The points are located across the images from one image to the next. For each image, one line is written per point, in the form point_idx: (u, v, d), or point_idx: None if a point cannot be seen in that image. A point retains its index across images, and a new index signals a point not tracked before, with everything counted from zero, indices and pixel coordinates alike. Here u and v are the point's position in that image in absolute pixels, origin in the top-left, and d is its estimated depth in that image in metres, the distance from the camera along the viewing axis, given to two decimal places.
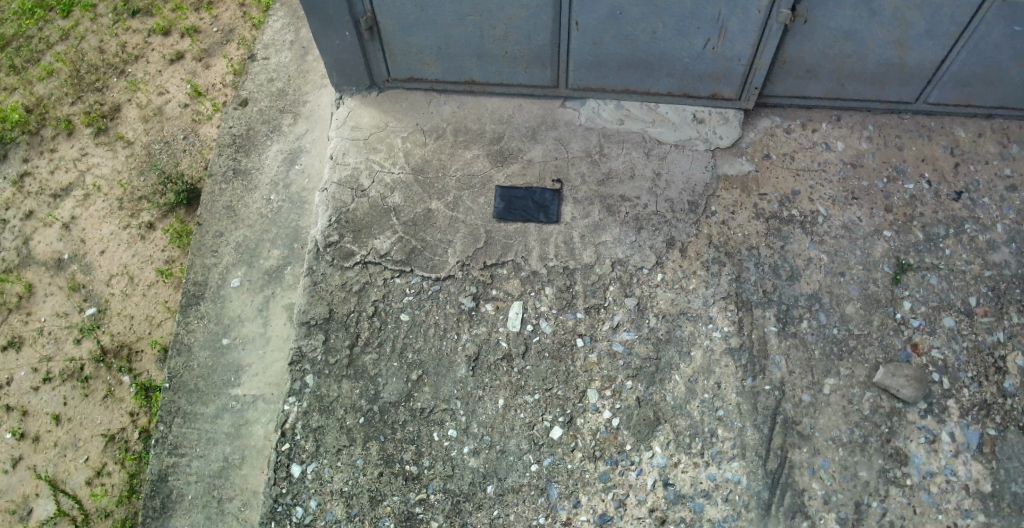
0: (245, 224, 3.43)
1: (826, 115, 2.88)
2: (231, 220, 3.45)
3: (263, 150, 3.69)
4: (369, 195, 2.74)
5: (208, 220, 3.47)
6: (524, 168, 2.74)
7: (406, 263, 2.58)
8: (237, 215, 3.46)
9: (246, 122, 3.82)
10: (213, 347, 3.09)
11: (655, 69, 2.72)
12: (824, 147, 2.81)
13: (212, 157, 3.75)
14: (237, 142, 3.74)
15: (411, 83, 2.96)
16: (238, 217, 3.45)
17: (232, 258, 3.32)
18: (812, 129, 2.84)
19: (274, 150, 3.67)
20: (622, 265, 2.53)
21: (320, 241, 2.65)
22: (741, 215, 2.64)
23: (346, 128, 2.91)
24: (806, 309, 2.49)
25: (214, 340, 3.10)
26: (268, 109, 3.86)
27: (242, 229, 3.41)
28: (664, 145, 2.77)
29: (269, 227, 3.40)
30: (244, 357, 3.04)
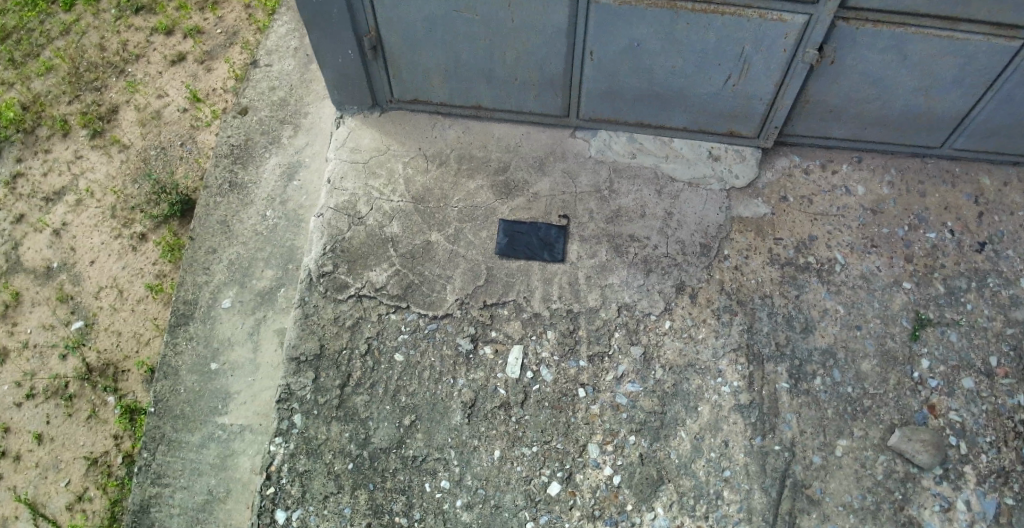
0: (239, 240, 3.33)
1: (846, 155, 2.79)
2: (225, 236, 3.36)
3: (261, 163, 3.57)
4: (366, 223, 2.60)
5: (202, 234, 3.37)
6: (530, 202, 2.62)
7: (402, 298, 2.46)
8: (231, 231, 3.36)
9: (245, 131, 3.70)
10: (202, 371, 3.02)
11: (672, 104, 2.58)
12: (843, 191, 2.71)
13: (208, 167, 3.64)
14: (234, 152, 3.62)
15: (415, 105, 2.81)
16: (232, 233, 3.36)
17: (225, 277, 3.24)
18: (832, 170, 2.75)
19: (273, 163, 3.56)
20: (629, 310, 2.41)
21: (314, 271, 2.53)
22: (755, 260, 2.53)
23: (346, 150, 2.77)
24: (820, 365, 2.39)
25: (202, 364, 3.03)
26: (268, 119, 3.74)
27: (236, 245, 3.31)
28: (677, 182, 2.65)
29: (263, 245, 3.30)
30: (232, 383, 2.97)
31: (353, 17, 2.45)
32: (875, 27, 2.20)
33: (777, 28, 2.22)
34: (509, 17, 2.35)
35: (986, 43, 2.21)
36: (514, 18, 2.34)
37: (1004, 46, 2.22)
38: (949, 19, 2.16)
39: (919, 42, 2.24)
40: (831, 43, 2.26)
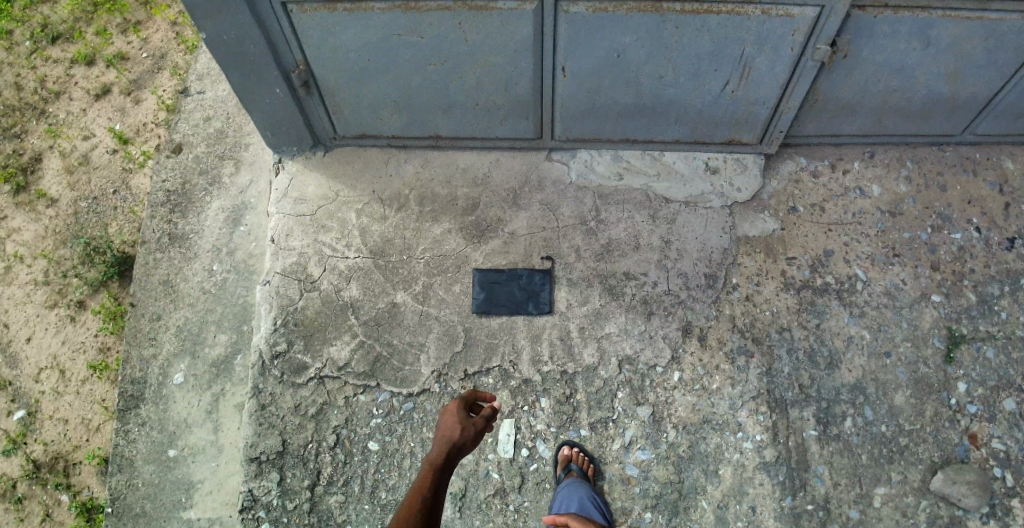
0: (187, 302, 2.97)
1: (858, 152, 2.55)
2: (170, 298, 2.99)
3: (201, 209, 3.17)
4: (321, 288, 2.24)
5: (144, 299, 3.00)
6: (507, 245, 2.27)
7: (371, 376, 2.13)
8: (177, 291, 2.99)
9: (181, 172, 3.27)
10: (159, 460, 2.72)
11: (663, 116, 2.26)
12: (857, 193, 2.48)
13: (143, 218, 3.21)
14: (171, 199, 3.21)
15: (364, 140, 2.41)
16: (177, 295, 2.99)
17: (175, 347, 2.89)
18: (843, 170, 2.52)
19: (215, 208, 3.17)
20: (631, 364, 2.11)
21: (266, 352, 2.19)
22: (769, 287, 2.27)
23: (289, 201, 2.38)
24: (849, 404, 2.14)
25: (159, 451, 2.73)
26: (205, 156, 3.31)
27: (183, 309, 2.96)
28: (674, 203, 2.35)
29: (213, 306, 2.96)
30: (194, 471, 2.69)
31: (275, 50, 2.05)
32: (896, 14, 1.90)
33: (783, 24, 1.91)
34: (462, 37, 1.98)
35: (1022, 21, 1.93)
36: (470, 37, 1.98)
37: None
38: None
39: (946, 26, 1.94)
40: (846, 34, 1.97)
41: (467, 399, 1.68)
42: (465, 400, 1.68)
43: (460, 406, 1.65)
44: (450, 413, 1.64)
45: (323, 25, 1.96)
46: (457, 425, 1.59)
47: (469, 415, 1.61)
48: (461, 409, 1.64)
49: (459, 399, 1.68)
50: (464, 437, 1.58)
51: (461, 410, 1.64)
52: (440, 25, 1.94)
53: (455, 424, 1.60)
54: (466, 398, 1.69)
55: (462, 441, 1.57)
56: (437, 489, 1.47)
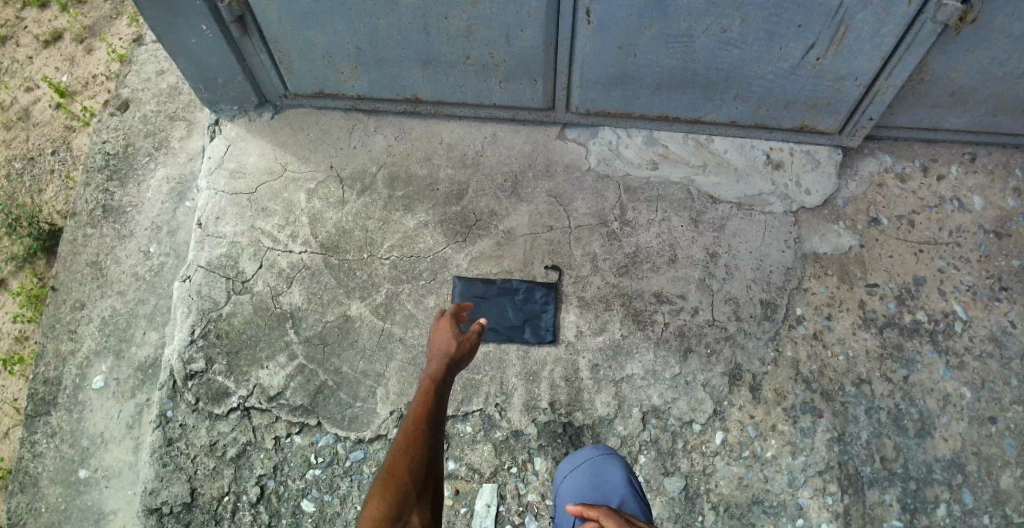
0: (116, 290, 2.28)
1: (955, 153, 1.98)
2: (97, 284, 2.29)
3: (143, 177, 2.48)
4: (254, 290, 1.73)
5: (67, 282, 2.29)
6: (500, 247, 1.74)
7: (310, 412, 1.61)
8: (107, 277, 2.31)
9: (127, 131, 2.57)
10: (66, 482, 2.02)
11: (716, 88, 1.71)
12: (955, 206, 1.91)
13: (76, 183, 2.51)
14: (110, 165, 2.48)
15: (325, 100, 1.91)
16: (107, 281, 2.29)
17: (98, 340, 2.20)
18: (938, 175, 1.95)
19: (161, 177, 2.47)
20: (659, 417, 1.58)
21: (178, 370, 1.68)
22: (842, 322, 1.73)
23: (224, 175, 1.88)
24: (943, 486, 1.59)
25: (67, 471, 2.03)
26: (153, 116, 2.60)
27: (111, 297, 2.26)
28: (723, 205, 1.81)
29: (148, 296, 2.26)
30: (109, 502, 1.99)
31: None
32: None
33: None
34: None
35: None
36: None
37: None
38: None
39: None
40: None
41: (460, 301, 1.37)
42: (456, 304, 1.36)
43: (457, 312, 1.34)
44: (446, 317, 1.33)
45: None
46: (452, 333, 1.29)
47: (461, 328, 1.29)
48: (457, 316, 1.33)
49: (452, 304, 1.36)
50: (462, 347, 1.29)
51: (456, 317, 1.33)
52: None
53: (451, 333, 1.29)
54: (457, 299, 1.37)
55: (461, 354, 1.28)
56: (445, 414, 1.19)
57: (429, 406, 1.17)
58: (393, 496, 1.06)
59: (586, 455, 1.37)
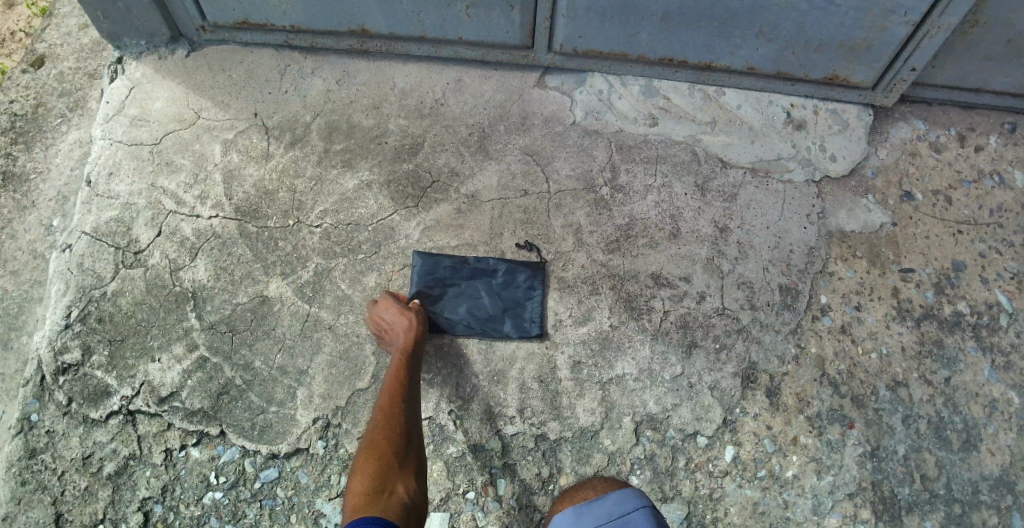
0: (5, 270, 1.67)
1: (993, 123, 1.70)
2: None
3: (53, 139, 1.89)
4: (150, 264, 1.37)
5: None
6: (462, 214, 1.41)
7: (211, 417, 1.26)
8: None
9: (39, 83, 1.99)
10: None
11: (735, 24, 1.42)
12: (997, 181, 1.62)
13: None
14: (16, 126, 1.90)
15: (251, 33, 1.55)
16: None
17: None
18: (975, 145, 1.66)
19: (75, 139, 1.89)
20: (655, 428, 1.26)
21: (47, 363, 1.30)
22: (874, 313, 1.42)
23: (123, 122, 1.52)
24: (995, 512, 1.30)
25: None
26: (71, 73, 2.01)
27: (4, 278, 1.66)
28: (735, 170, 1.50)
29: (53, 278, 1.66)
30: None
31: None
32: None
33: None
34: None
35: None
36: None
37: None
38: None
39: None
40: None
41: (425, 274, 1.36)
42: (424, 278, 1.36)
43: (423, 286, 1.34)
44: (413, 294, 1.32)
45: None
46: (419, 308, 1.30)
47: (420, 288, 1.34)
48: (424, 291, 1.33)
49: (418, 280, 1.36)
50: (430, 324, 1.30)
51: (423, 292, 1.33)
52: None
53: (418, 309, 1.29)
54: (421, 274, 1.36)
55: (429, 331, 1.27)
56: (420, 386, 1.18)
57: (401, 381, 1.17)
58: (376, 470, 1.05)
59: (597, 518, 1.00)
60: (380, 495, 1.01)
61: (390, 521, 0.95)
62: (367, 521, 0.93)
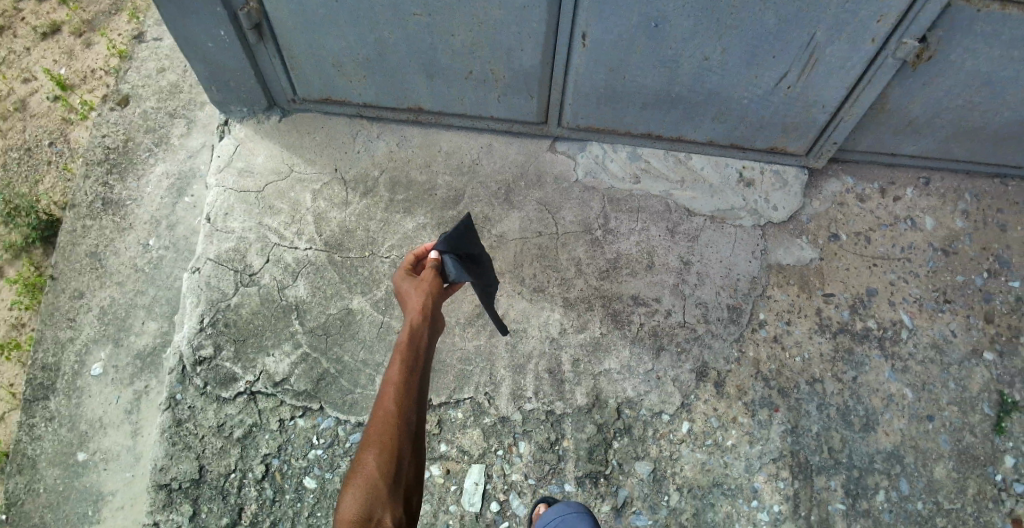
0: (114, 281, 2.54)
1: (911, 178, 2.16)
2: (96, 274, 2.56)
3: (142, 173, 2.74)
4: (261, 283, 1.86)
5: (66, 273, 2.58)
6: (494, 249, 1.89)
7: (313, 396, 1.75)
8: (105, 268, 2.57)
9: (124, 129, 2.85)
10: (66, 462, 2.30)
11: (698, 109, 1.89)
12: (908, 225, 2.08)
13: (79, 177, 2.78)
14: (111, 161, 2.77)
15: (329, 106, 2.04)
16: (107, 272, 2.56)
17: (95, 331, 2.47)
18: (894, 196, 2.12)
19: (159, 173, 2.74)
20: (631, 408, 1.74)
21: (188, 356, 1.80)
22: (800, 327, 1.88)
23: (233, 172, 2.00)
24: (884, 475, 1.77)
25: (67, 453, 2.31)
26: (154, 112, 2.87)
27: (110, 288, 2.53)
28: (697, 218, 1.98)
29: (145, 287, 2.52)
30: (105, 479, 2.26)
31: None
32: (1004, 10, 1.52)
33: (873, 4, 1.50)
34: None
35: None
36: None
37: None
38: None
39: None
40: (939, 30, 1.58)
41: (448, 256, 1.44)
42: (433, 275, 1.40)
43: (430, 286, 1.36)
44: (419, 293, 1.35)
45: None
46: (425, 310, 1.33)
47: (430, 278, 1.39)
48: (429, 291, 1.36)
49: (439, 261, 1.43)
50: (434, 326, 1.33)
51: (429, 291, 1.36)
52: None
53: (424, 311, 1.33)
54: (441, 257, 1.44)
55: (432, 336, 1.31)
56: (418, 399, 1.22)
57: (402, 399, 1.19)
58: (369, 496, 1.10)
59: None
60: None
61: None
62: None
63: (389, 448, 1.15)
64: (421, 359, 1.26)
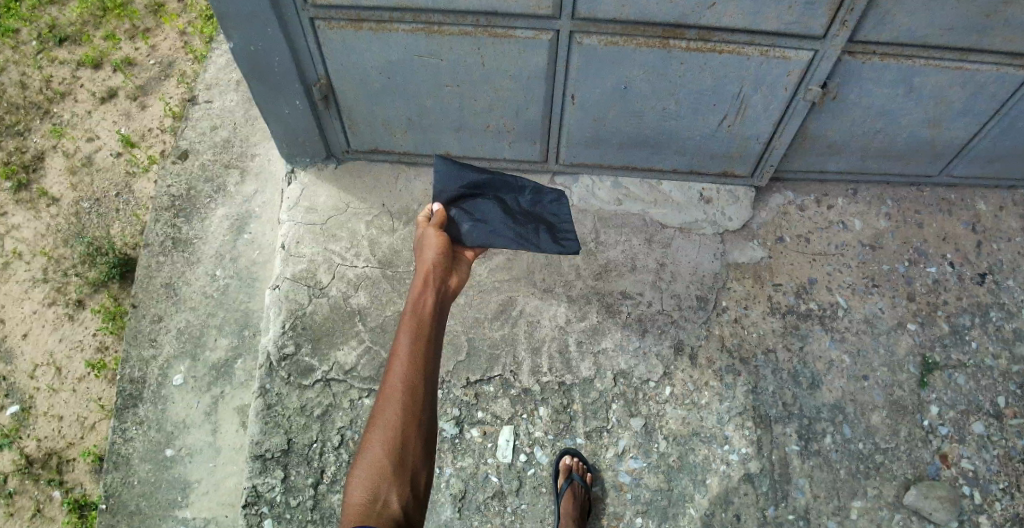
0: (189, 306, 2.92)
1: (841, 189, 2.66)
2: (171, 302, 2.94)
3: (206, 215, 3.14)
4: (329, 294, 2.38)
5: (145, 300, 2.95)
6: (510, 261, 2.41)
7: (375, 380, 2.25)
8: (178, 295, 2.95)
9: (186, 180, 3.23)
10: (156, 458, 2.68)
11: (664, 147, 2.45)
12: (841, 227, 2.58)
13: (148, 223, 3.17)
14: (176, 206, 3.16)
15: (375, 155, 2.62)
16: (179, 298, 2.95)
17: (175, 349, 2.84)
18: (828, 205, 2.62)
19: (220, 216, 3.14)
20: (625, 378, 2.23)
21: (273, 353, 2.27)
22: (755, 311, 2.38)
23: (300, 210, 2.55)
24: (829, 422, 2.24)
25: (156, 450, 2.68)
26: (211, 164, 3.28)
27: (185, 311, 2.91)
28: (669, 229, 2.52)
29: (216, 310, 2.92)
30: (192, 471, 2.64)
31: (300, 64, 2.24)
32: (883, 60, 2.05)
33: (779, 65, 2.08)
34: (480, 62, 2.18)
35: (996, 72, 2.08)
36: (485, 62, 2.17)
37: (1013, 75, 2.09)
38: (962, 50, 2.01)
39: (927, 74, 2.10)
40: (836, 78, 2.13)
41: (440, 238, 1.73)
42: (434, 277, 1.61)
43: (431, 290, 1.56)
44: (420, 298, 1.54)
45: (349, 45, 2.15)
46: (424, 315, 1.49)
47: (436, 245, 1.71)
48: (430, 296, 1.54)
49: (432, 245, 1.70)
50: (436, 330, 1.49)
51: (429, 297, 1.54)
52: (460, 49, 2.13)
53: (422, 318, 1.49)
54: (437, 244, 1.72)
55: (433, 341, 1.46)
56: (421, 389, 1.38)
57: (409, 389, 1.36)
58: (376, 480, 1.27)
59: None
60: (374, 505, 1.24)
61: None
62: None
63: (392, 438, 1.32)
64: (424, 349, 1.43)
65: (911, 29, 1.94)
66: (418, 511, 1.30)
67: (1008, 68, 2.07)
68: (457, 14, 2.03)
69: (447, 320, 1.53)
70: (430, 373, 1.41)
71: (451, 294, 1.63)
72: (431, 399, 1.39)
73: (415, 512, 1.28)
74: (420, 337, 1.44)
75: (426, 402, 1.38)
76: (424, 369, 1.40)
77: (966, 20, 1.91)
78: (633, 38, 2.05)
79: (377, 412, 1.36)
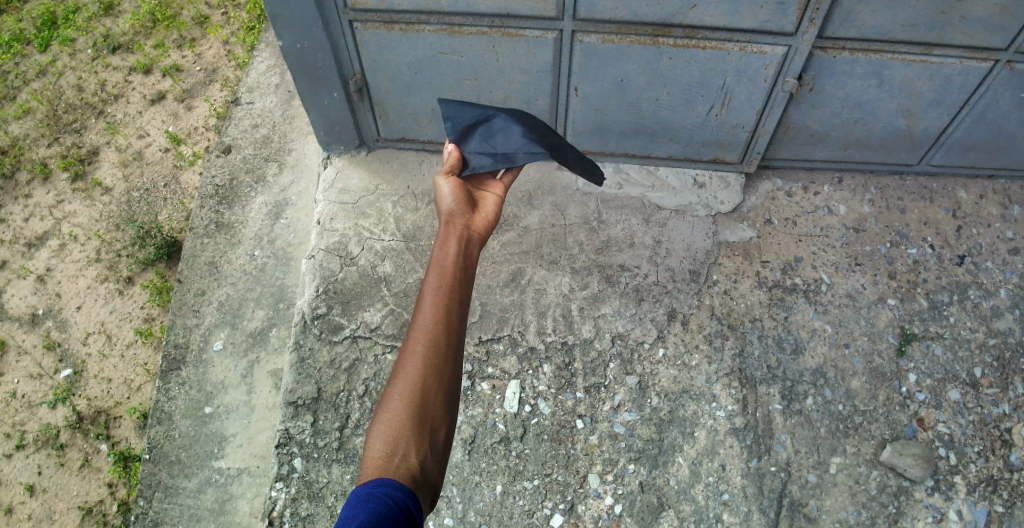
0: (229, 281, 2.97)
1: (828, 178, 2.88)
2: (214, 277, 2.99)
3: (245, 203, 3.18)
4: (359, 263, 2.66)
5: (188, 276, 3.00)
6: (520, 236, 2.69)
7: (397, 338, 2.50)
8: (221, 271, 2.99)
9: (229, 170, 3.30)
10: (195, 415, 2.69)
11: (659, 134, 2.73)
12: (826, 212, 2.79)
13: (193, 208, 3.23)
14: (220, 192, 3.22)
15: (402, 144, 2.91)
16: (222, 274, 2.99)
17: (216, 318, 2.88)
18: (814, 192, 2.84)
19: (259, 203, 3.18)
20: (623, 340, 2.47)
21: (307, 313, 2.55)
22: (744, 284, 2.59)
23: (334, 191, 2.84)
24: (811, 385, 2.40)
25: (195, 408, 2.70)
26: (252, 157, 3.33)
27: (226, 286, 2.96)
28: (665, 210, 2.76)
29: (253, 286, 2.96)
30: (228, 426, 2.66)
31: (339, 61, 2.53)
32: (853, 55, 2.34)
33: (758, 59, 2.36)
34: (495, 58, 2.46)
35: (960, 65, 2.35)
36: (500, 58, 2.45)
37: (976, 68, 2.36)
38: (926, 44, 2.29)
39: (897, 67, 2.38)
40: (811, 71, 2.41)
41: (455, 183, 1.74)
42: (456, 230, 1.63)
43: (453, 242, 1.58)
44: (442, 253, 1.56)
45: (381, 42, 2.44)
46: (447, 269, 1.52)
47: (462, 202, 1.71)
48: (452, 250, 1.57)
49: (449, 190, 1.71)
50: (459, 283, 1.51)
51: (452, 250, 1.57)
52: (478, 46, 2.42)
53: (445, 272, 1.52)
54: (453, 190, 1.73)
55: (457, 295, 1.48)
56: (443, 348, 1.41)
57: (432, 349, 1.40)
58: (394, 434, 1.31)
59: None
60: (393, 458, 1.28)
61: (398, 482, 1.23)
62: (377, 485, 1.21)
63: (413, 393, 1.36)
64: (447, 310, 1.45)
65: (876, 25, 2.23)
66: (437, 465, 1.33)
67: (970, 61, 2.34)
68: (475, 15, 2.31)
69: (472, 274, 1.56)
70: (452, 328, 1.44)
71: (475, 244, 1.65)
72: (453, 354, 1.42)
73: (433, 465, 1.32)
74: (443, 294, 1.47)
75: (447, 356, 1.41)
76: (447, 322, 1.43)
77: (925, 17, 2.19)
78: (628, 37, 2.33)
79: (399, 368, 1.39)
